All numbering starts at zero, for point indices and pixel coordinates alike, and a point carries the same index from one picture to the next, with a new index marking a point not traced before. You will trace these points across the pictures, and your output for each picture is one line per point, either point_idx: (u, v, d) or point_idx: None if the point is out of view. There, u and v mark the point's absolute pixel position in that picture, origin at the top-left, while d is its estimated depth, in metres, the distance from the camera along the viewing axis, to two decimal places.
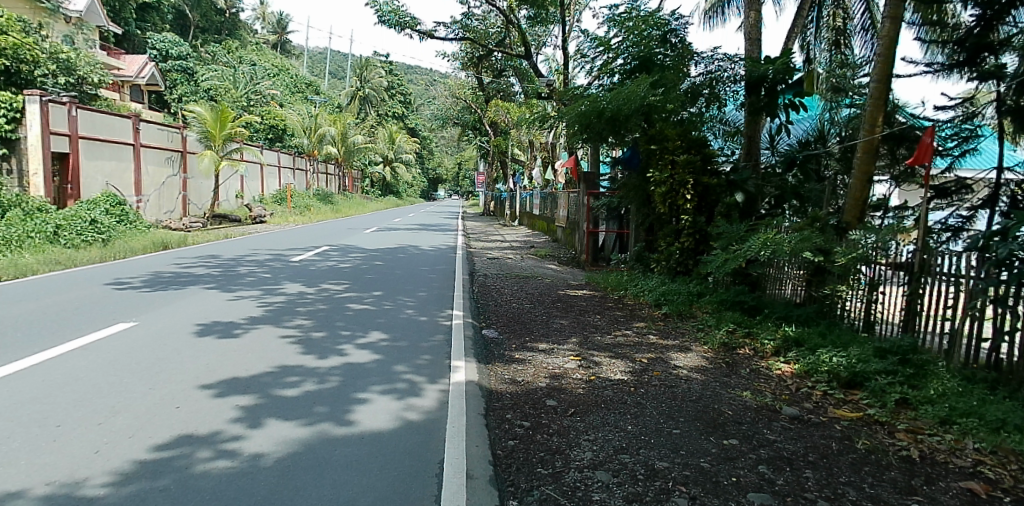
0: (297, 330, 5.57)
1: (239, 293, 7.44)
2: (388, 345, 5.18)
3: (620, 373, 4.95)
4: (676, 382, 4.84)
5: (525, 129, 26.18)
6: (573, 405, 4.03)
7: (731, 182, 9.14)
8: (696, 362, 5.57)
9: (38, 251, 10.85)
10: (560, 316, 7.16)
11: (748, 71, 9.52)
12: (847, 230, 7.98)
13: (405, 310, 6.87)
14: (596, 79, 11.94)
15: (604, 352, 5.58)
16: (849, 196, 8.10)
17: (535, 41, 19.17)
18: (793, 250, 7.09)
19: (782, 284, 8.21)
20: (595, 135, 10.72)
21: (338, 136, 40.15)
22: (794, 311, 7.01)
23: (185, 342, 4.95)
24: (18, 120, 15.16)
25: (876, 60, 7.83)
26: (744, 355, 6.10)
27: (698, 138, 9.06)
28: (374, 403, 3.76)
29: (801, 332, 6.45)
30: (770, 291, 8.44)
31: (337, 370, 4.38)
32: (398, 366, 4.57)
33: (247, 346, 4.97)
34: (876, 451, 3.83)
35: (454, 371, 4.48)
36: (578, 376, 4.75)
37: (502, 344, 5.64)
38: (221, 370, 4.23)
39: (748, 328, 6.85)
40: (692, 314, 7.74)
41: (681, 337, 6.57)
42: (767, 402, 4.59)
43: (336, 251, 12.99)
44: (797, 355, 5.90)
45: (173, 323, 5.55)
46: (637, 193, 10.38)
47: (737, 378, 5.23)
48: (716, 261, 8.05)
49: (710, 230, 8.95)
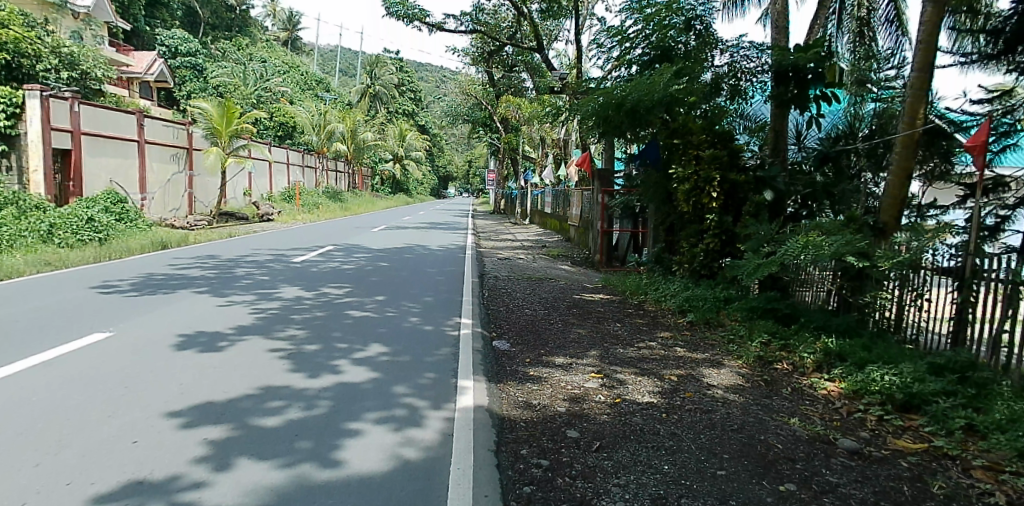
0: (289, 342, 5.04)
1: (232, 298, 6.92)
2: (390, 360, 4.63)
3: (648, 394, 4.38)
4: (714, 406, 4.26)
5: (536, 126, 25.59)
6: (598, 437, 3.47)
7: (758, 179, 8.51)
8: (731, 381, 4.99)
9: (31, 251, 10.44)
10: (577, 324, 6.59)
11: (776, 61, 8.87)
12: (886, 232, 7.38)
13: (410, 317, 6.32)
14: (612, 69, 11.32)
15: (629, 369, 4.99)
16: (887, 195, 7.44)
17: (547, 34, 18.59)
18: (834, 253, 6.44)
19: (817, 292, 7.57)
20: (612, 130, 10.09)
21: (347, 133, 39.74)
22: (834, 321, 6.40)
23: (162, 356, 4.45)
24: (18, 115, 14.80)
25: (919, 48, 7.14)
26: (782, 372, 5.51)
27: (725, 132, 8.45)
28: (366, 436, 3.21)
29: (843, 344, 5.85)
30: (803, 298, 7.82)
31: (329, 392, 3.84)
32: (398, 387, 4.03)
33: (231, 361, 4.45)
34: (958, 498, 3.22)
35: (461, 394, 3.93)
36: (600, 398, 4.20)
37: (514, 358, 5.09)
38: (195, 392, 3.72)
39: (784, 340, 6.23)
40: (721, 322, 7.11)
41: (713, 350, 5.96)
42: (820, 432, 4.01)
43: (340, 251, 12.50)
44: (844, 372, 5.28)
45: (154, 333, 5.05)
46: (658, 190, 9.76)
47: (780, 401, 4.64)
48: (746, 264, 7.39)
49: (737, 230, 8.32)
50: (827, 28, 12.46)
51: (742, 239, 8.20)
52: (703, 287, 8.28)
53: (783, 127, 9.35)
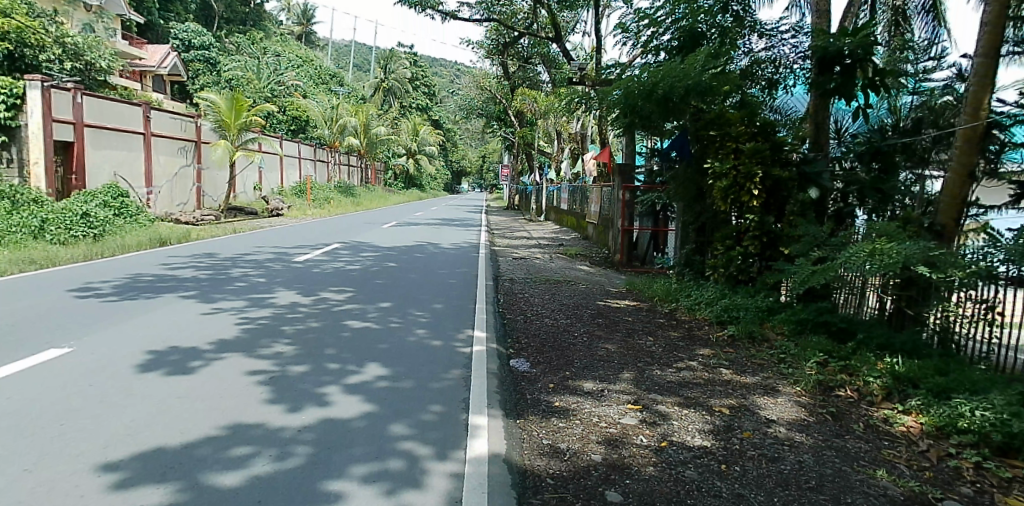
0: (274, 361, 4.32)
1: (220, 304, 6.23)
2: (388, 387, 3.90)
3: (698, 434, 3.61)
4: (778, 451, 3.50)
5: (553, 119, 24.74)
6: (645, 503, 2.69)
7: (803, 174, 7.69)
8: (792, 414, 4.22)
9: (21, 247, 9.89)
10: (604, 339, 5.81)
11: (820, 47, 7.94)
12: (944, 237, 6.46)
13: (416, 330, 5.59)
14: (639, 56, 10.52)
15: (671, 398, 4.22)
16: (944, 192, 6.50)
17: (566, 24, 17.77)
18: (904, 262, 5.43)
19: (857, 294, 6.65)
20: (637, 120, 9.14)
21: (360, 127, 39.16)
22: (897, 339, 5.58)
23: (120, 381, 3.76)
24: (18, 106, 14.23)
25: (985, 31, 6.11)
26: (847, 401, 4.72)
27: (768, 123, 7.61)
28: (350, 503, 2.48)
29: (911, 367, 5.03)
30: (841, 301, 6.87)
31: (311, 434, 3.12)
32: (394, 425, 3.30)
33: (203, 387, 3.76)
34: None
35: (473, 438, 3.20)
36: (642, 440, 3.43)
37: (535, 383, 4.33)
38: (147, 433, 3.02)
39: (843, 361, 5.41)
40: (766, 337, 6.26)
41: (763, 372, 5.17)
42: (915, 489, 3.22)
43: (348, 249, 11.83)
44: (922, 403, 4.45)
45: (119, 350, 4.38)
46: (690, 187, 8.91)
47: (855, 443, 3.87)
48: (797, 271, 6.51)
49: (781, 232, 7.48)
50: (861, 18, 11.21)
51: (787, 242, 7.31)
52: (741, 295, 7.41)
53: (823, 120, 8.48)
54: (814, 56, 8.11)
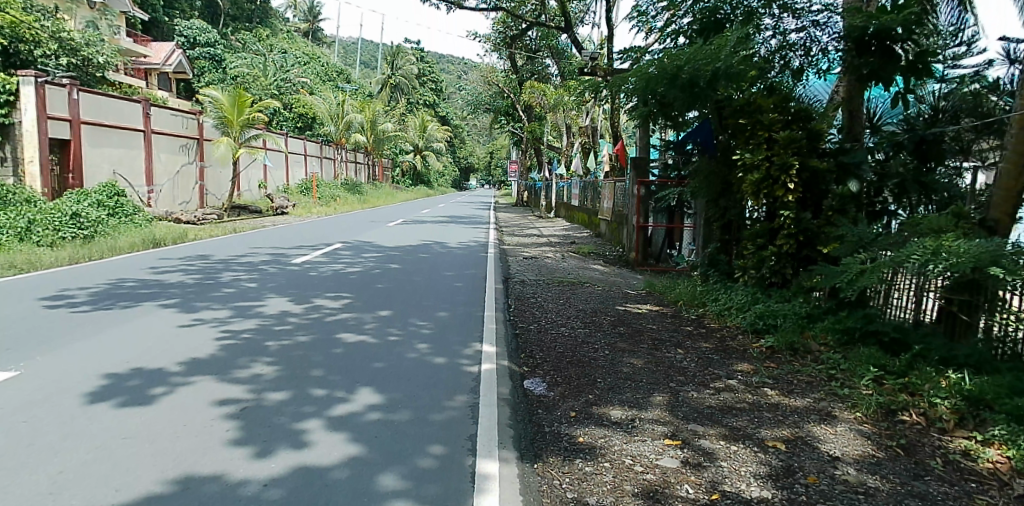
0: (251, 387, 3.73)
1: (202, 314, 5.64)
2: (380, 421, 3.28)
3: (756, 481, 2.95)
4: (854, 503, 2.82)
5: (562, 113, 24.03)
6: None
7: (840, 165, 6.97)
8: (856, 449, 3.54)
9: (5, 250, 9.41)
10: (628, 353, 5.15)
11: (851, 26, 7.17)
12: (996, 231, 5.53)
13: (417, 344, 4.95)
14: (657, 41, 9.85)
15: (716, 429, 3.58)
16: (996, 184, 5.60)
17: (576, 14, 16.98)
18: (976, 262, 4.53)
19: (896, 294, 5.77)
20: (658, 108, 8.48)
21: (367, 124, 38.28)
22: (963, 352, 4.81)
23: (61, 416, 3.18)
24: (12, 102, 13.79)
25: None
26: (915, 428, 4.02)
27: (803, 109, 6.92)
28: None
29: (985, 382, 4.27)
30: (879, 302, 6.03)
31: (278, 490, 2.50)
32: (383, 476, 2.68)
33: (160, 422, 3.17)
34: None
35: (480, 494, 2.57)
36: (688, 491, 2.78)
37: (554, 411, 3.70)
38: (74, 491, 2.43)
39: (901, 378, 4.69)
40: (809, 349, 5.60)
41: (814, 392, 4.52)
42: None
43: (349, 249, 11.24)
44: (1007, 432, 3.67)
45: (72, 373, 3.81)
46: (714, 181, 8.22)
47: (939, 487, 3.17)
48: (843, 272, 5.76)
49: (820, 229, 6.75)
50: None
51: (827, 241, 6.60)
52: (775, 300, 6.75)
53: (857, 107, 7.66)
54: (848, 39, 7.35)
